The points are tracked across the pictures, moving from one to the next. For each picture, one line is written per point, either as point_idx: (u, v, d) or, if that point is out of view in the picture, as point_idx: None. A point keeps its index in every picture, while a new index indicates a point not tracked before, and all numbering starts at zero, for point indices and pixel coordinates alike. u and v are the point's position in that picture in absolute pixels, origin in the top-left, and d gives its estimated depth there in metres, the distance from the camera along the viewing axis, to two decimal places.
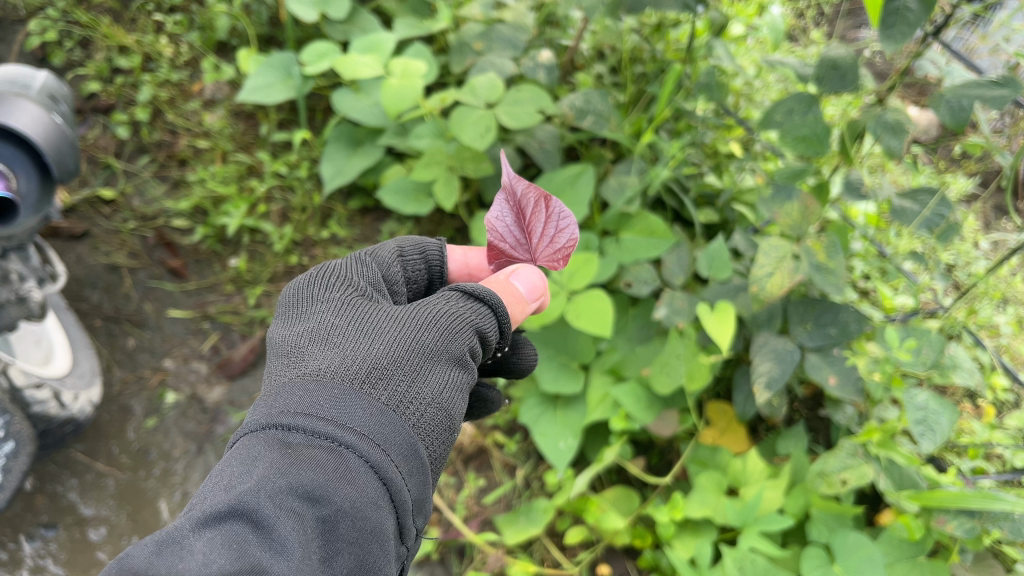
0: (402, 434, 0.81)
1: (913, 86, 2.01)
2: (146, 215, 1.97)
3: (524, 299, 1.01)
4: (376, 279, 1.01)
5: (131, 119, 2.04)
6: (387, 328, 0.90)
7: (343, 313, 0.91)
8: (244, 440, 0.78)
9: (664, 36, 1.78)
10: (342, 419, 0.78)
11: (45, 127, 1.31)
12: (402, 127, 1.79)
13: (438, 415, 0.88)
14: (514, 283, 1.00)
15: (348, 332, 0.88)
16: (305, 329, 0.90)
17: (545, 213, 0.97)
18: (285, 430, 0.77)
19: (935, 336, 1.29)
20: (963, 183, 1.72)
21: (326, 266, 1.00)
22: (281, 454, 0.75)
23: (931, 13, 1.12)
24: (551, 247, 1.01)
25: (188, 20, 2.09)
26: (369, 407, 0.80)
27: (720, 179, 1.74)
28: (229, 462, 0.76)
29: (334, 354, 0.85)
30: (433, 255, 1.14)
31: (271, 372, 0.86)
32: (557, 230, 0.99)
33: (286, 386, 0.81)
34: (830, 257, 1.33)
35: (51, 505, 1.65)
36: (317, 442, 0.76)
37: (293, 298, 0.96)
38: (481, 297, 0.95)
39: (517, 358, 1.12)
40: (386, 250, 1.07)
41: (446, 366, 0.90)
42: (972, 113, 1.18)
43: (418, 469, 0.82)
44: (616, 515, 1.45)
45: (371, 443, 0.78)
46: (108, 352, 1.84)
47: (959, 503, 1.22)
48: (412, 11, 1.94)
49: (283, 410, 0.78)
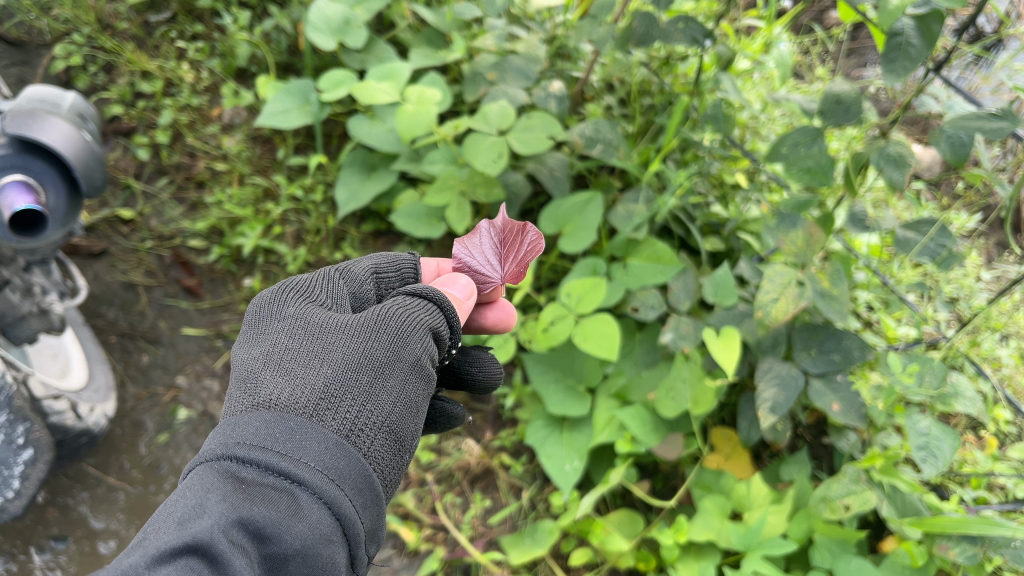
0: (357, 465, 0.81)
1: (916, 124, 2.05)
2: (164, 235, 2.02)
3: (461, 300, 1.06)
4: (340, 295, 1.01)
5: (152, 142, 2.09)
6: (343, 348, 0.90)
7: (301, 334, 0.91)
8: (195, 471, 0.77)
9: (672, 69, 1.84)
10: (297, 454, 0.77)
11: (76, 144, 1.36)
12: (416, 153, 1.84)
13: (389, 441, 0.88)
14: (449, 289, 1.06)
15: (304, 355, 0.88)
16: (259, 352, 0.89)
17: (521, 241, 1.12)
18: (238, 462, 0.77)
19: (938, 364, 1.31)
20: (965, 218, 1.75)
21: (289, 281, 1.00)
22: (235, 490, 0.74)
23: (933, 49, 1.16)
24: (519, 262, 1.12)
25: (209, 47, 2.16)
26: (324, 440, 0.80)
27: (726, 208, 1.77)
28: (181, 495, 0.75)
29: (290, 382, 0.85)
30: (407, 270, 1.17)
31: (225, 398, 0.85)
32: (528, 250, 1.12)
33: (241, 416, 0.81)
34: (834, 284, 1.38)
35: (62, 517, 1.67)
36: (270, 478, 0.76)
37: (248, 319, 0.96)
38: (427, 295, 0.99)
39: (484, 376, 1.16)
40: (360, 266, 1.08)
41: (401, 385, 0.92)
42: (972, 148, 1.21)
43: (372, 500, 0.82)
44: (621, 537, 1.47)
45: (325, 477, 0.77)
46: (122, 368, 1.88)
47: (961, 529, 1.23)
48: (427, 42, 2.02)
49: (239, 442, 0.78)
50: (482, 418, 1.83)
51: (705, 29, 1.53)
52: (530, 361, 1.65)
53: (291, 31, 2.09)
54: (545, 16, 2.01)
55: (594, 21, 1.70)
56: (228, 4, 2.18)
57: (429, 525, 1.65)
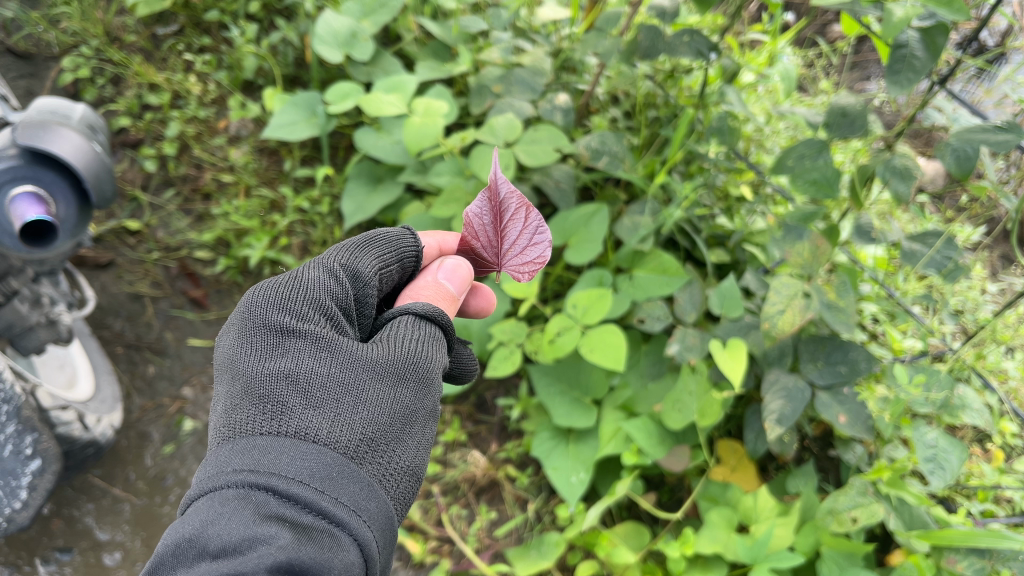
0: (384, 508, 0.81)
1: (919, 137, 2.06)
2: (170, 246, 2.04)
3: (455, 297, 1.04)
4: (348, 306, 0.96)
5: (159, 153, 2.10)
6: (370, 386, 0.88)
7: (326, 357, 0.87)
8: (225, 498, 0.74)
9: (677, 82, 1.84)
10: (335, 493, 0.76)
11: (87, 156, 1.37)
12: (422, 165, 1.84)
13: (406, 485, 0.88)
14: (444, 282, 1.04)
15: (333, 385, 0.85)
16: (280, 369, 0.85)
17: (522, 223, 0.97)
18: (275, 495, 0.74)
19: (944, 376, 1.31)
20: (970, 232, 1.76)
21: (297, 282, 0.95)
22: (275, 525, 0.72)
23: (937, 63, 1.17)
24: (521, 257, 1.02)
25: (216, 59, 2.17)
26: (358, 481, 0.79)
27: (731, 220, 1.77)
28: (215, 522, 0.72)
29: (320, 415, 0.82)
30: (408, 252, 1.08)
31: (245, 417, 0.81)
32: (531, 241, 0.99)
33: (271, 444, 0.78)
34: (840, 296, 1.37)
35: (67, 529, 1.68)
36: (309, 515, 0.74)
37: (258, 325, 0.90)
38: (432, 318, 0.96)
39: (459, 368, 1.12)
40: (367, 263, 1.01)
41: (418, 428, 0.91)
42: (977, 161, 1.20)
43: (390, 543, 0.82)
44: (627, 549, 1.45)
45: (360, 519, 0.76)
46: (128, 380, 1.89)
47: (969, 542, 1.23)
48: (433, 54, 2.03)
49: (275, 473, 0.75)
50: (488, 429, 1.83)
51: (710, 42, 1.54)
52: (536, 373, 1.66)
53: (298, 43, 2.10)
54: (550, 29, 2.02)
55: (600, 34, 1.71)
56: (235, 17, 2.19)
57: (435, 537, 1.65)
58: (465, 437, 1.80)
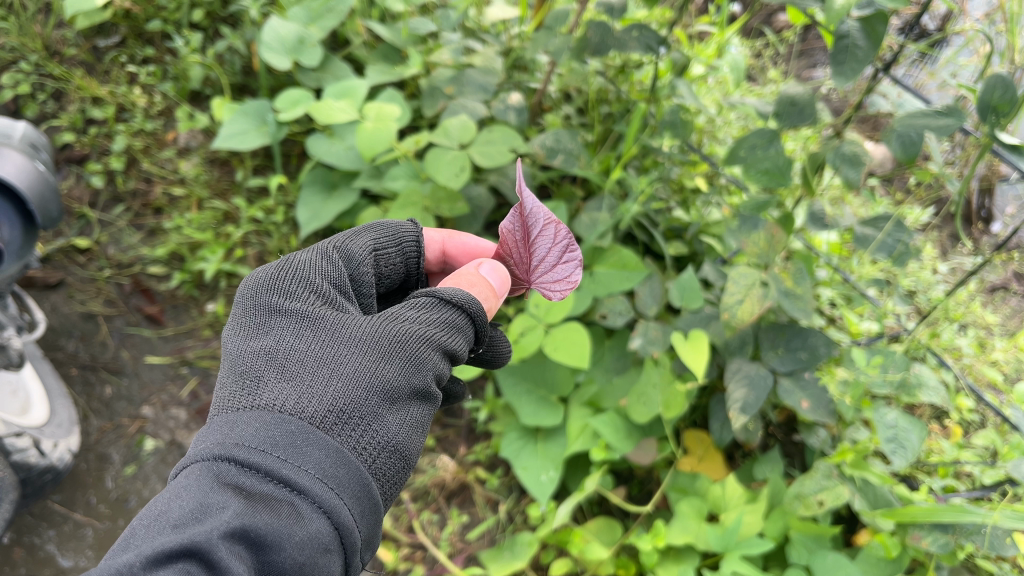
0: (358, 474, 0.78)
1: (866, 122, 2.09)
2: (122, 262, 2.01)
3: (497, 292, 0.99)
4: (342, 280, 0.95)
5: (106, 169, 2.07)
6: (349, 354, 0.84)
7: (309, 332, 0.85)
8: (192, 471, 0.75)
9: (628, 77, 1.84)
10: (298, 460, 0.74)
11: (29, 176, 1.35)
12: (377, 170, 1.83)
13: (391, 457, 0.84)
14: (487, 277, 0.99)
15: (310, 359, 0.83)
16: (260, 347, 0.85)
17: (551, 244, 0.97)
18: (237, 466, 0.74)
19: (900, 356, 1.35)
20: (918, 213, 1.79)
21: (289, 263, 0.94)
22: (231, 495, 0.72)
23: (879, 51, 1.18)
24: (551, 275, 1.01)
25: (161, 71, 2.14)
26: (326, 447, 0.77)
27: (687, 213, 1.79)
28: (178, 495, 0.73)
29: (293, 387, 0.81)
30: (409, 243, 1.10)
31: (223, 393, 0.82)
32: (562, 260, 0.99)
33: (239, 417, 0.78)
34: (797, 282, 1.41)
35: (28, 557, 1.63)
36: (270, 484, 0.73)
37: (249, 305, 0.90)
38: (456, 303, 0.92)
39: (492, 354, 1.09)
40: (358, 244, 1.03)
41: (408, 396, 0.87)
42: (922, 146, 1.22)
43: (372, 509, 0.80)
44: (599, 546, 1.47)
45: (326, 486, 0.74)
46: (85, 401, 1.83)
47: (931, 517, 1.25)
48: (384, 57, 2.01)
49: (238, 443, 0.75)
50: (456, 433, 1.82)
51: (659, 37, 1.54)
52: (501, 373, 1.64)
53: (244, 52, 2.08)
54: (500, 29, 2.01)
55: (550, 32, 1.70)
56: (178, 27, 2.16)
57: (407, 544, 1.63)
58: (433, 442, 1.80)
